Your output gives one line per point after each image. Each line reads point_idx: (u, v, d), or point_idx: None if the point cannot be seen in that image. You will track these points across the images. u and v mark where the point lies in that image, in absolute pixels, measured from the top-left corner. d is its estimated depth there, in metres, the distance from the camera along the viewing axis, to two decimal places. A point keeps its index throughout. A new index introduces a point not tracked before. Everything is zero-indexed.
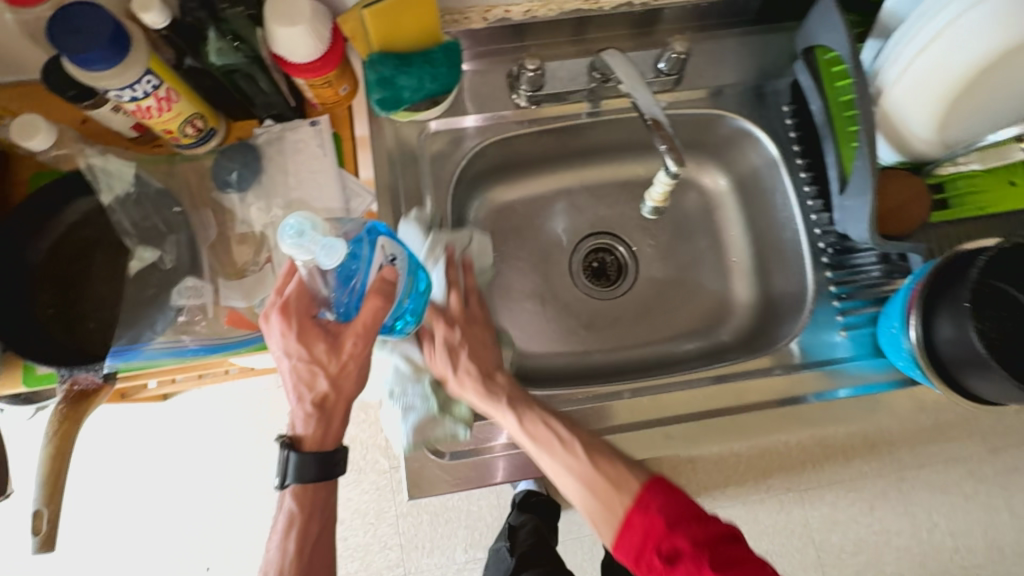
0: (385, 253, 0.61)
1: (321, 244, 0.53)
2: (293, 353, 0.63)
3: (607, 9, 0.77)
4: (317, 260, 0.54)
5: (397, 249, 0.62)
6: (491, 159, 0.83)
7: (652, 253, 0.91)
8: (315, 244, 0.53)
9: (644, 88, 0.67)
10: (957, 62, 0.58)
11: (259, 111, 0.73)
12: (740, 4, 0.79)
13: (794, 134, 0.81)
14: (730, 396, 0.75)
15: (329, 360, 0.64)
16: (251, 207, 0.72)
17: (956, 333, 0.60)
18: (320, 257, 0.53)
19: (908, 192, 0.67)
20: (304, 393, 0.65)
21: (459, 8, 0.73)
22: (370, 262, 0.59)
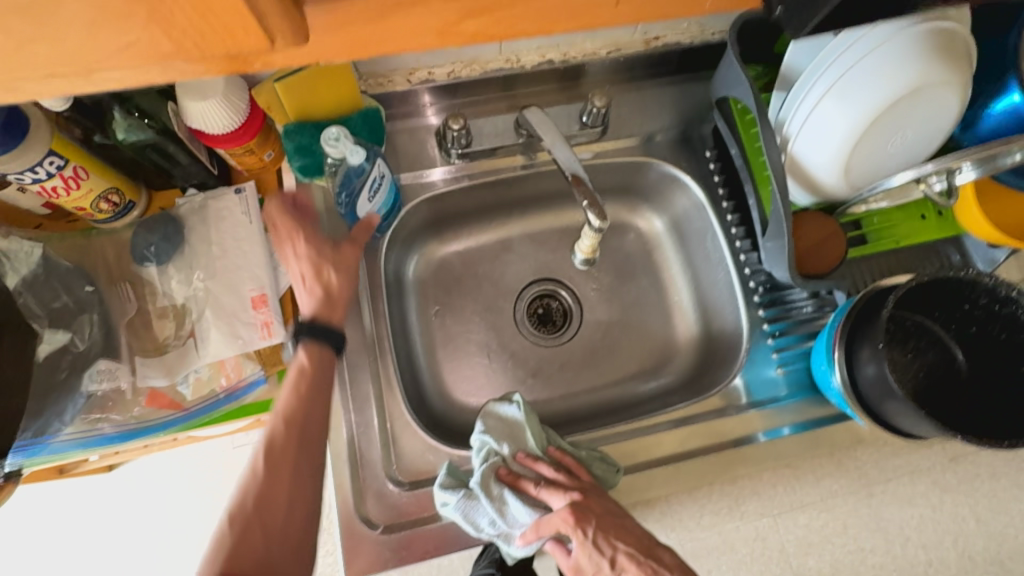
0: (379, 170, 0.65)
1: (354, 148, 0.60)
2: (302, 256, 0.64)
3: (529, 66, 0.78)
4: (348, 159, 0.61)
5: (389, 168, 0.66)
6: (425, 214, 0.83)
7: (597, 298, 0.90)
8: (348, 147, 0.60)
9: (563, 144, 0.69)
10: (851, 114, 0.62)
11: (180, 181, 0.72)
12: (660, 56, 0.82)
13: (719, 178, 0.83)
14: (674, 442, 0.74)
15: (335, 255, 0.65)
16: (172, 279, 0.69)
17: (877, 371, 0.62)
18: (351, 159, 0.61)
19: (822, 233, 0.70)
20: (309, 283, 0.64)
21: (383, 71, 0.75)
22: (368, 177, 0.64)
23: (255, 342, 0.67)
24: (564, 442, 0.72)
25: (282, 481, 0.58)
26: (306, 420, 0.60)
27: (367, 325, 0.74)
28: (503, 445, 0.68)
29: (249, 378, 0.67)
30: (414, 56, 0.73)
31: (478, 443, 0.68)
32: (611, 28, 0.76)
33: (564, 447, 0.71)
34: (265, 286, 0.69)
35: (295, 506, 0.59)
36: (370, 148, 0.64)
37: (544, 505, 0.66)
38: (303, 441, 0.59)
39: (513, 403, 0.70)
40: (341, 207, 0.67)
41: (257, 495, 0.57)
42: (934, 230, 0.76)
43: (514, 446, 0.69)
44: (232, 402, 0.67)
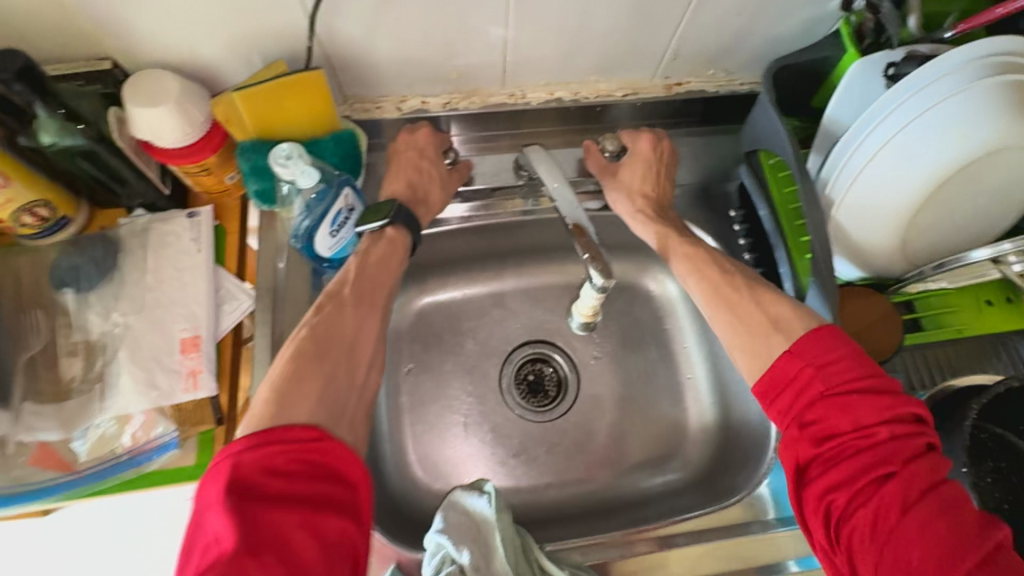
0: (347, 201, 0.55)
1: (305, 169, 0.51)
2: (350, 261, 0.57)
3: (535, 103, 0.70)
4: (299, 183, 0.52)
5: (360, 204, 0.57)
6: None
7: (597, 369, 0.78)
8: (299, 167, 0.51)
9: (566, 186, 0.59)
10: (913, 174, 0.51)
11: (125, 200, 0.63)
12: (682, 104, 0.74)
13: (745, 241, 0.72)
14: (682, 563, 0.59)
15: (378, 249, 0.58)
16: (91, 312, 0.59)
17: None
18: (300, 181, 0.52)
19: (872, 313, 0.58)
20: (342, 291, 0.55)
21: (371, 97, 0.67)
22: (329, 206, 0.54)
23: (175, 394, 0.55)
24: (536, 556, 0.56)
25: (330, 371, 0.50)
26: (360, 333, 0.53)
27: None
28: (462, 551, 0.53)
29: (159, 439, 0.54)
30: (406, 82, 0.65)
31: (432, 545, 0.54)
32: (629, 67, 0.68)
33: (534, 567, 0.55)
34: (200, 328, 0.58)
35: (362, 395, 0.51)
36: (338, 177, 0.56)
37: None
38: (375, 295, 0.55)
39: (474, 498, 0.56)
40: (296, 240, 0.55)
41: (331, 329, 0.51)
42: (1002, 318, 0.64)
43: (477, 554, 0.53)
44: (133, 469, 0.54)
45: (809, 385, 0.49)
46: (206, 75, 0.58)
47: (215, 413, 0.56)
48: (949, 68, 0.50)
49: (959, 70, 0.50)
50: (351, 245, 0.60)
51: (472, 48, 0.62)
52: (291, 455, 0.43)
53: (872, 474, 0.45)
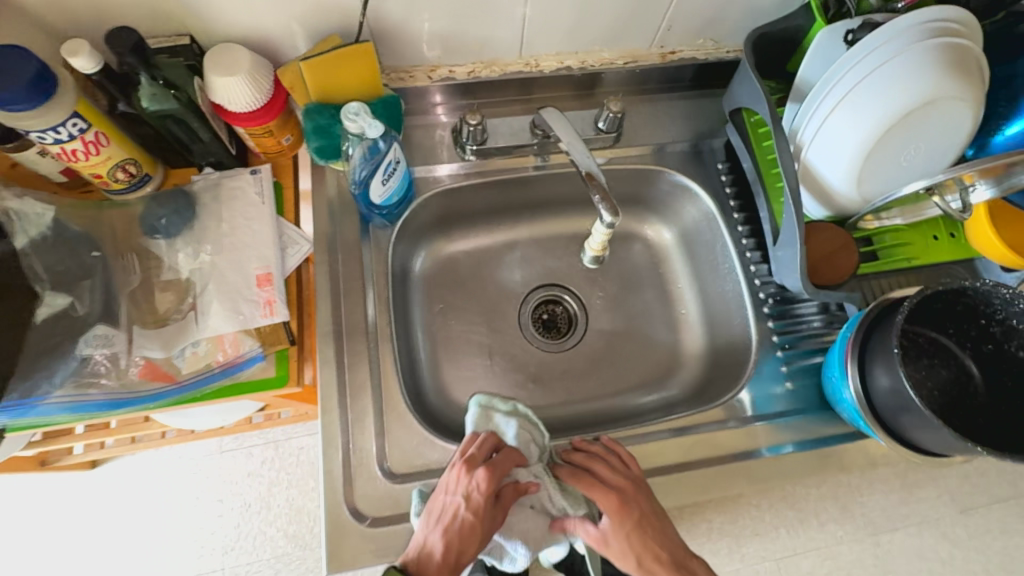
0: (396, 154, 0.66)
1: (372, 122, 0.61)
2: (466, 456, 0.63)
3: (547, 71, 0.81)
4: (366, 134, 0.62)
5: (404, 156, 0.68)
6: (433, 211, 0.83)
7: (603, 306, 0.89)
8: (367, 121, 0.61)
9: (579, 143, 0.69)
10: (867, 123, 0.62)
11: (197, 159, 0.73)
12: (675, 70, 0.84)
13: (731, 189, 0.83)
14: (677, 453, 0.71)
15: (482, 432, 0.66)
16: (178, 253, 0.69)
17: (890, 380, 0.60)
18: (368, 132, 0.62)
19: (836, 242, 0.70)
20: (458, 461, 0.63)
21: (405, 66, 0.77)
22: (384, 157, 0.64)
23: (256, 319, 0.66)
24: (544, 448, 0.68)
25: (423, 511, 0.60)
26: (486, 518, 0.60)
27: (370, 312, 0.71)
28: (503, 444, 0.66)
29: (247, 354, 0.66)
30: (436, 53, 0.75)
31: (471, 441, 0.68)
32: (629, 38, 0.78)
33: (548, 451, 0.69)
34: (271, 265, 0.69)
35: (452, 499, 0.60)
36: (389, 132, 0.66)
37: (529, 503, 0.65)
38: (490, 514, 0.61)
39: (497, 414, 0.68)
40: (355, 187, 0.66)
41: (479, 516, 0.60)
42: (947, 251, 0.76)
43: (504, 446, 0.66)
44: (228, 377, 0.65)
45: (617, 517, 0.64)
46: (268, 47, 0.68)
47: (288, 334, 0.67)
48: (898, 32, 0.60)
49: (906, 34, 0.60)
50: (396, 194, 0.70)
51: (494, 23, 0.71)
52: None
53: (652, 546, 0.65)
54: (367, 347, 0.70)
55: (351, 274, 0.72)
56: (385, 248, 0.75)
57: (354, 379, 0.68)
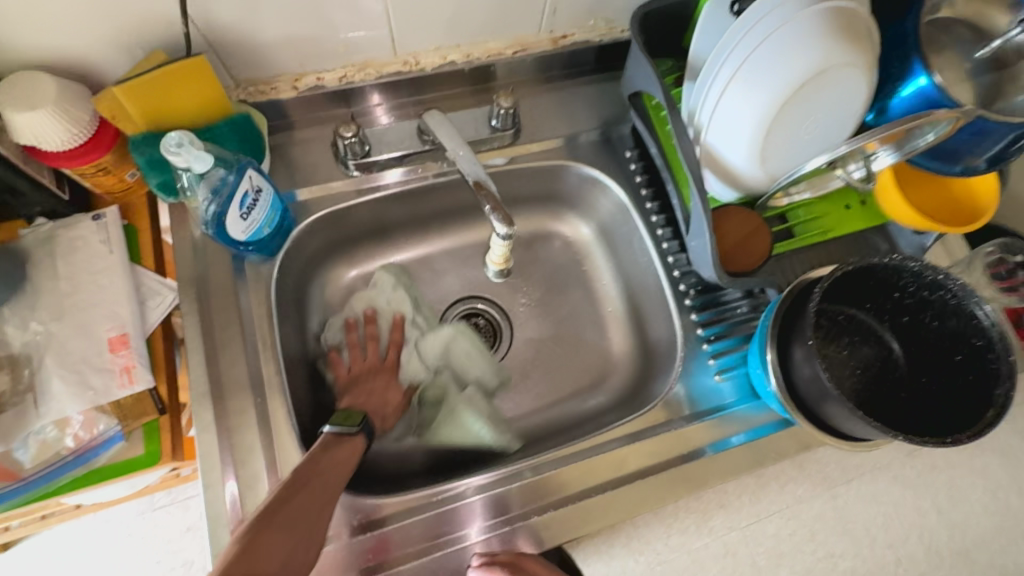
0: (251, 184, 0.57)
1: (199, 154, 0.53)
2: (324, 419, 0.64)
3: (430, 69, 0.73)
4: (194, 169, 0.54)
5: (266, 185, 0.59)
6: (324, 235, 0.74)
7: (526, 315, 0.83)
8: (196, 153, 0.53)
9: (467, 151, 0.63)
10: (760, 99, 0.58)
11: (23, 211, 0.62)
12: (572, 56, 0.78)
13: (641, 178, 0.78)
14: (610, 467, 0.67)
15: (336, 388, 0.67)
16: (7, 324, 0.58)
17: (808, 361, 0.57)
18: (196, 167, 0.54)
19: (746, 227, 0.66)
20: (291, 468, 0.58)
21: (265, 78, 0.67)
22: (232, 189, 0.56)
23: (112, 392, 0.57)
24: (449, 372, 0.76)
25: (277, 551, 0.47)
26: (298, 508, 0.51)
27: (255, 361, 0.63)
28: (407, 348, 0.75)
29: (104, 435, 0.57)
30: (296, 60, 0.66)
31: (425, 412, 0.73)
32: (514, 25, 0.72)
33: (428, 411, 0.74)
34: (126, 325, 0.59)
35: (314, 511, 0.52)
36: (240, 160, 0.57)
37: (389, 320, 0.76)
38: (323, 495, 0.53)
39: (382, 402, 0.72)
40: (207, 226, 0.57)
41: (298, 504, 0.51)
42: (859, 220, 0.75)
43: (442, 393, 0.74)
44: (81, 466, 0.57)
45: None
46: (84, 71, 0.57)
47: (156, 403, 0.59)
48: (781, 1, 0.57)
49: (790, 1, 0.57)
50: (265, 226, 0.62)
51: (355, 20, 0.63)
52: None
53: None
54: (253, 403, 0.61)
55: (228, 322, 0.63)
56: (267, 286, 0.66)
57: (241, 442, 0.59)
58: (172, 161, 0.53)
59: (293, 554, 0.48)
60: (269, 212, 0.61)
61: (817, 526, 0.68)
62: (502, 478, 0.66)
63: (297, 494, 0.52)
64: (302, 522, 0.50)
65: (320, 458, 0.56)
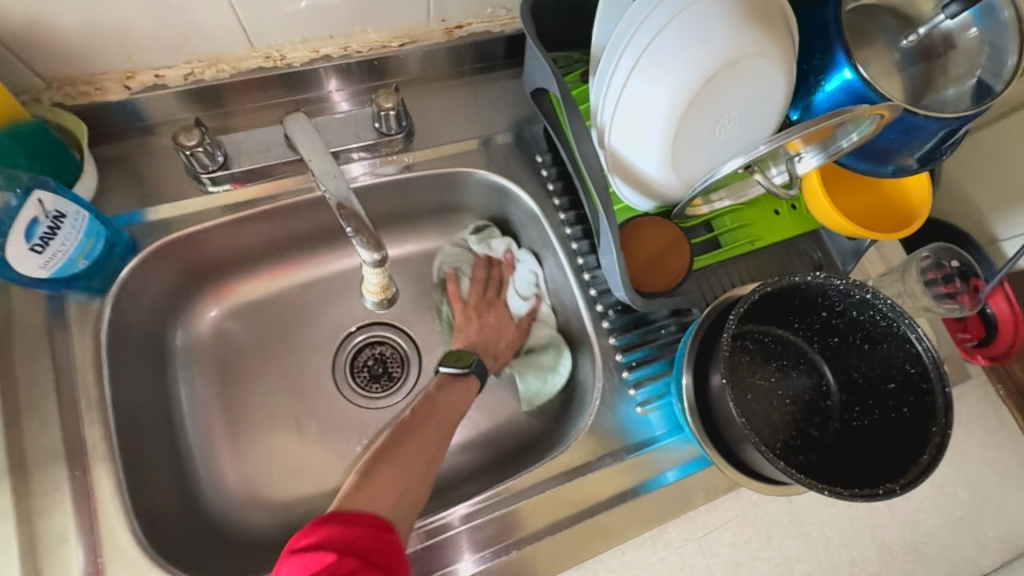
0: (47, 208, 0.46)
1: None
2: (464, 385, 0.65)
3: (299, 64, 0.62)
4: None
5: (72, 207, 0.48)
6: (181, 262, 0.63)
7: (437, 341, 0.74)
8: None
9: (332, 163, 0.53)
10: (664, 95, 0.50)
11: None
12: (471, 49, 0.69)
13: (554, 185, 0.70)
14: (523, 520, 0.58)
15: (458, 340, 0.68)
16: None
17: (722, 391, 0.49)
18: None
19: (658, 241, 0.59)
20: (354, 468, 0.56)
21: (84, 76, 0.55)
22: (16, 215, 0.44)
23: None
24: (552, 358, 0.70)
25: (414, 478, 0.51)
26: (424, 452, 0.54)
27: (75, 424, 0.51)
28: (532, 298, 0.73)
29: None
30: (121, 54, 0.54)
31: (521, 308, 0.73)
32: (397, 12, 0.62)
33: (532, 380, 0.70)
34: None
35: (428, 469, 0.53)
36: (31, 180, 0.46)
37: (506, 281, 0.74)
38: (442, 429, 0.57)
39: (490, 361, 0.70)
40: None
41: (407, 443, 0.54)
42: (791, 225, 0.69)
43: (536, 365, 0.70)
44: None
45: None
46: None
47: None
48: None
49: None
50: (83, 258, 0.50)
51: (189, 3, 0.52)
52: (370, 539, 0.42)
53: None
54: (71, 479, 0.49)
55: (38, 377, 0.51)
56: (95, 328, 0.54)
57: (50, 531, 0.47)
58: None
59: (404, 494, 0.49)
60: (87, 240, 0.50)
61: (773, 529, 0.61)
62: (472, 513, 0.58)
63: (413, 433, 0.55)
64: (413, 462, 0.52)
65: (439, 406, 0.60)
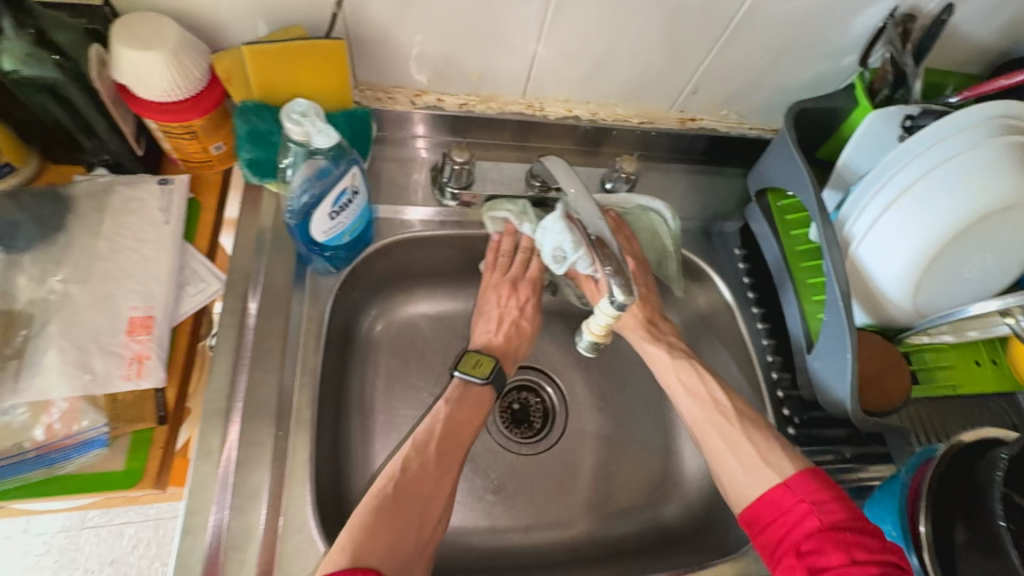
0: (354, 183, 0.50)
1: (321, 130, 0.45)
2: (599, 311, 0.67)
3: (552, 117, 0.68)
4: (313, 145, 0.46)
5: (365, 188, 0.52)
6: (393, 261, 0.66)
7: (588, 402, 0.71)
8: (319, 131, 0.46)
9: (588, 200, 0.55)
10: (931, 221, 0.52)
11: (88, 156, 0.55)
12: (693, 142, 0.74)
13: (748, 280, 0.71)
14: None
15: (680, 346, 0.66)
16: (21, 275, 0.49)
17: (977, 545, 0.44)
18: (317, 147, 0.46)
19: (886, 359, 0.57)
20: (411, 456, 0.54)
21: (384, 86, 0.63)
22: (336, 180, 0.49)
23: (112, 382, 0.46)
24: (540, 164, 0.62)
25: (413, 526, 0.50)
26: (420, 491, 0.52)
27: (288, 386, 0.52)
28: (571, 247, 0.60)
29: (84, 435, 0.45)
30: (425, 76, 0.62)
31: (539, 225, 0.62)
32: (649, 95, 0.68)
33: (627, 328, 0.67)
34: (155, 307, 0.50)
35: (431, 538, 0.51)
36: (350, 153, 0.51)
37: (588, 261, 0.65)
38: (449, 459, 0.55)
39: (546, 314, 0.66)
40: (290, 216, 0.49)
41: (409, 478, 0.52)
42: (989, 379, 0.65)
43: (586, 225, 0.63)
44: (42, 469, 0.44)
45: (804, 520, 0.49)
46: (209, 29, 0.52)
47: (158, 410, 0.47)
48: (965, 125, 0.52)
49: (976, 126, 0.52)
50: (347, 234, 0.54)
51: (502, 50, 0.60)
52: None
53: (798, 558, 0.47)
54: (273, 438, 0.50)
55: (269, 332, 0.54)
56: (323, 303, 0.57)
57: (246, 484, 0.48)
58: (288, 131, 0.45)
59: (392, 554, 0.48)
60: (358, 219, 0.54)
61: None
62: None
63: (444, 474, 0.54)
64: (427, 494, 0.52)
65: (439, 418, 0.56)
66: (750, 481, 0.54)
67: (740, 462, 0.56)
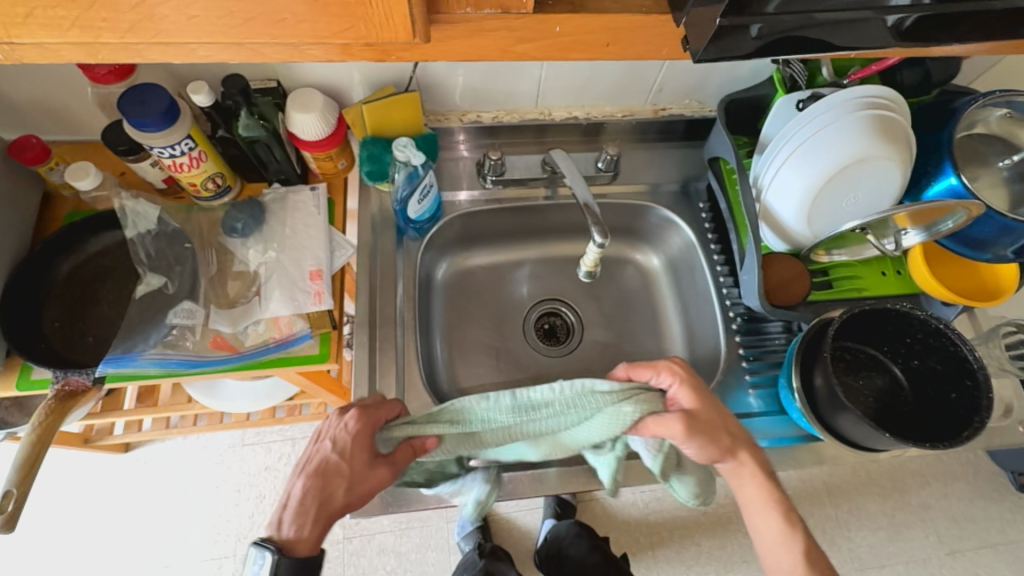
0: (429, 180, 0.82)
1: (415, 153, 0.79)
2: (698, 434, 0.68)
3: (558, 119, 0.97)
4: (411, 161, 0.79)
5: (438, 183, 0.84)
6: (456, 229, 0.98)
7: (597, 319, 1.01)
8: (412, 153, 0.79)
9: (581, 181, 0.84)
10: (812, 173, 0.77)
11: (270, 176, 0.89)
12: (668, 124, 0.99)
13: (709, 225, 0.97)
14: None
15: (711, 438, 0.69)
16: (249, 249, 0.85)
17: (826, 383, 0.71)
18: (413, 161, 0.79)
19: (788, 271, 0.84)
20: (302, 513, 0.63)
21: (442, 111, 0.94)
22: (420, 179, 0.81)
23: (308, 306, 0.81)
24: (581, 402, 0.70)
25: None
26: None
27: (399, 307, 0.86)
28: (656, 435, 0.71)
29: (298, 332, 0.81)
30: (469, 101, 0.92)
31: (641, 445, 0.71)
32: (627, 96, 0.95)
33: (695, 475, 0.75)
34: (322, 264, 0.84)
35: None
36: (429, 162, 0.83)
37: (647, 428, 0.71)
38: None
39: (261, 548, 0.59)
40: (396, 203, 0.83)
41: None
42: (893, 285, 0.88)
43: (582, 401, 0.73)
44: (281, 351, 0.80)
45: None
46: (335, 91, 0.85)
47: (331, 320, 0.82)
48: (835, 104, 0.76)
49: (845, 104, 0.76)
50: (428, 212, 0.86)
51: (518, 81, 0.88)
52: None
53: None
54: (395, 338, 0.84)
55: (386, 276, 0.88)
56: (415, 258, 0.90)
57: (383, 362, 0.82)
58: (397, 153, 0.79)
59: None
60: (433, 202, 0.85)
61: None
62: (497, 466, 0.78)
63: None
64: None
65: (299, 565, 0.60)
66: (782, 545, 0.68)
67: (778, 518, 0.69)
